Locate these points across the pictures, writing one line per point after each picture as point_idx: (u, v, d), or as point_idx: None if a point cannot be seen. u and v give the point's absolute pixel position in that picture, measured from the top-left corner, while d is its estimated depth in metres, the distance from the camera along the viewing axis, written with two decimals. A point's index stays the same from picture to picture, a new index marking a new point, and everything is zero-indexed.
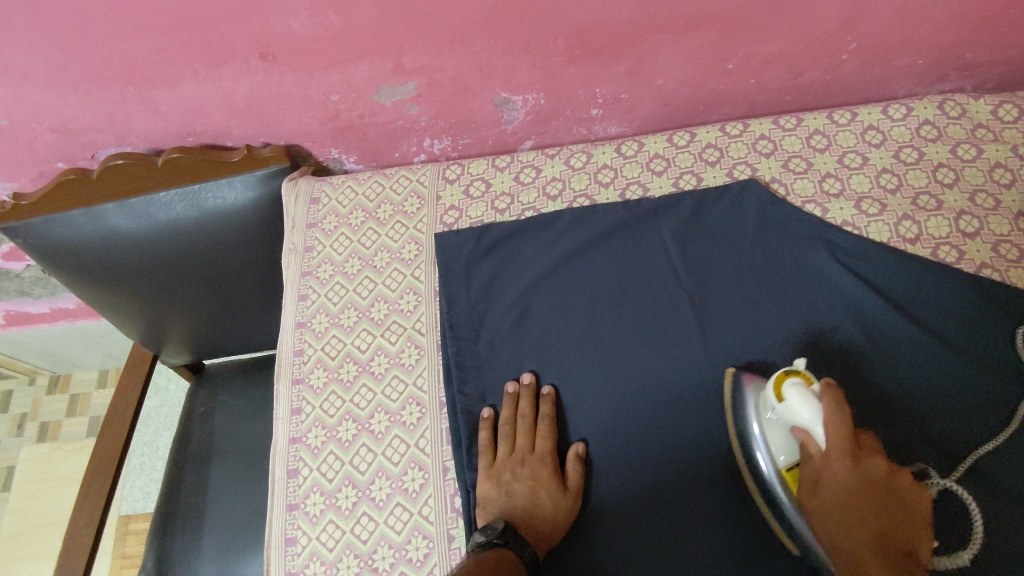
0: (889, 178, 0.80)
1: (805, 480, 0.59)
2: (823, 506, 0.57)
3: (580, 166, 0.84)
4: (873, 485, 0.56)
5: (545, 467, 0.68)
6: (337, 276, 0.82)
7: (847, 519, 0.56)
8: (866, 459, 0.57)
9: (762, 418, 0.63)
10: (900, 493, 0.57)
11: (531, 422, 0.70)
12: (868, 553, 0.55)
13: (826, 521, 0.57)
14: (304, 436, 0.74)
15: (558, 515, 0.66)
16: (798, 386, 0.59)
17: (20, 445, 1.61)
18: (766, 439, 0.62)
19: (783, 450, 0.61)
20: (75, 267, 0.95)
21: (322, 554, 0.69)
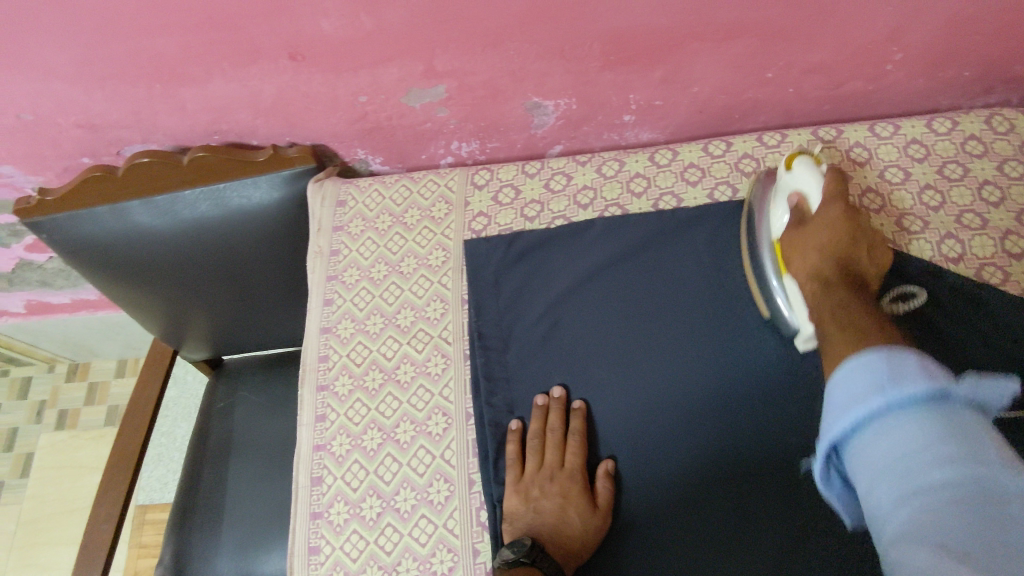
0: (932, 195, 0.78)
1: (796, 209, 0.67)
2: (819, 210, 0.65)
3: (612, 175, 0.83)
4: (855, 224, 0.63)
5: (574, 482, 0.67)
6: (363, 281, 0.81)
7: (814, 253, 0.63)
8: (856, 211, 0.64)
9: (771, 207, 0.71)
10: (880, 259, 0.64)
11: (560, 436, 0.69)
12: (837, 254, 0.62)
13: (798, 261, 0.64)
14: (328, 444, 0.74)
15: (586, 533, 0.65)
16: (807, 159, 0.69)
17: (39, 432, 1.63)
18: (776, 202, 0.71)
19: (782, 212, 0.69)
20: (98, 262, 0.94)
21: (346, 565, 0.68)
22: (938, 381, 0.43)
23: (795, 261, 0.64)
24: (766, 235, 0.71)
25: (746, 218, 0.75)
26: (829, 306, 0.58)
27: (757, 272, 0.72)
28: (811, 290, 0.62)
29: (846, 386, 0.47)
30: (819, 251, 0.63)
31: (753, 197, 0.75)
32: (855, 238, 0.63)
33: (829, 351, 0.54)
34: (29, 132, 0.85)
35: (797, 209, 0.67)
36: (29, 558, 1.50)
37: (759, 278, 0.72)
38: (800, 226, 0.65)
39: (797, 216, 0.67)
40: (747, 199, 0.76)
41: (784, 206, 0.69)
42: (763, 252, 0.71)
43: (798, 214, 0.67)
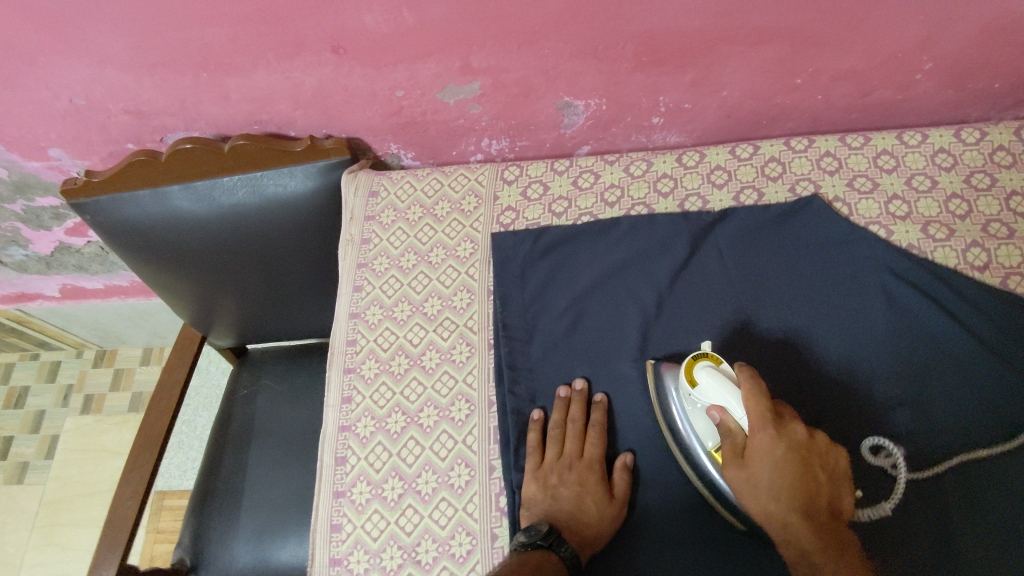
0: (959, 203, 0.78)
1: (728, 442, 0.61)
2: (752, 458, 0.59)
3: (639, 174, 0.84)
4: (794, 431, 0.59)
5: (593, 473, 0.68)
6: (392, 269, 0.83)
7: (772, 501, 0.57)
8: (783, 426, 0.60)
9: (684, 411, 0.65)
10: (818, 447, 0.60)
11: (580, 426, 0.70)
12: (788, 514, 0.57)
13: (753, 499, 0.58)
14: (353, 425, 0.75)
15: (602, 522, 0.65)
16: (711, 368, 0.63)
17: (65, 414, 1.67)
18: (688, 420, 0.65)
19: (707, 432, 0.63)
20: (135, 244, 0.97)
21: (366, 543, 0.69)
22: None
23: (747, 501, 0.59)
24: (694, 446, 0.64)
25: (657, 396, 0.69)
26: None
27: (681, 449, 0.66)
28: (794, 556, 0.56)
29: None
30: (767, 474, 0.58)
31: (659, 384, 0.69)
32: (800, 455, 0.59)
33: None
34: (80, 117, 0.89)
35: (720, 423, 0.61)
36: (50, 537, 1.53)
37: (691, 463, 0.65)
38: (735, 480, 0.59)
39: (729, 448, 0.60)
40: (650, 372, 0.71)
41: (705, 421, 0.63)
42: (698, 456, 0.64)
43: (730, 440, 0.61)
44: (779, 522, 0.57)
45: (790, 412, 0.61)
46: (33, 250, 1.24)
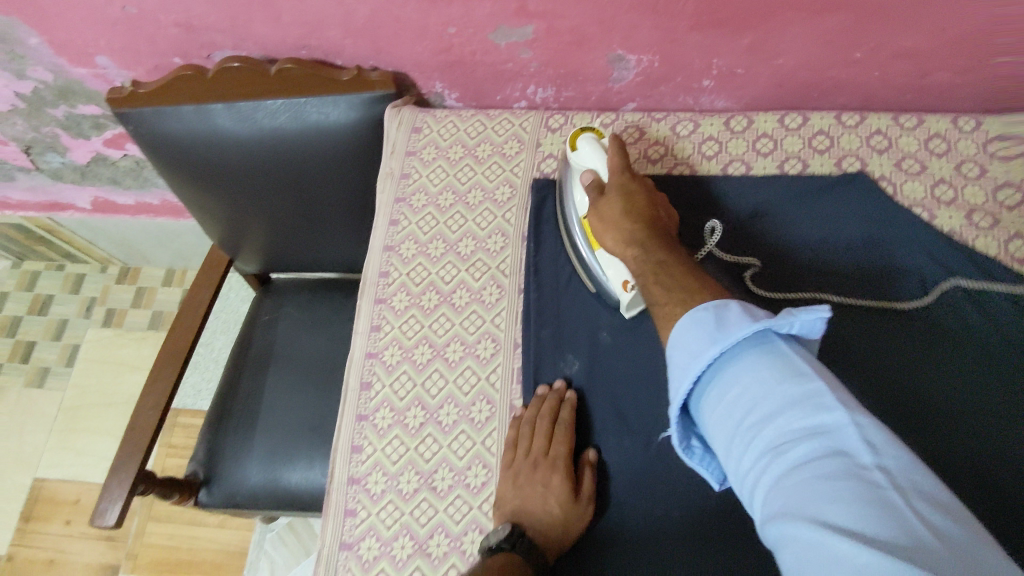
0: (1007, 194, 0.77)
1: (595, 181, 0.70)
2: (610, 191, 0.68)
3: (685, 135, 0.83)
4: (644, 191, 0.68)
5: (557, 471, 0.66)
6: (430, 206, 0.83)
7: (619, 219, 0.65)
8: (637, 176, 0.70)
9: (572, 174, 0.74)
10: (659, 205, 0.69)
11: (548, 424, 0.68)
12: (643, 247, 0.62)
13: (608, 232, 0.66)
14: (381, 353, 0.76)
15: (567, 524, 0.63)
16: (589, 137, 0.73)
17: (87, 325, 1.70)
18: (572, 182, 0.74)
19: (579, 189, 0.72)
20: (174, 158, 0.98)
21: (385, 466, 0.71)
22: (757, 321, 0.44)
23: (605, 241, 0.67)
24: (573, 215, 0.75)
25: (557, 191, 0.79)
26: (650, 260, 0.59)
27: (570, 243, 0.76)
28: (630, 256, 0.62)
29: (682, 348, 0.47)
30: (619, 221, 0.65)
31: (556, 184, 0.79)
32: (648, 202, 0.67)
33: (665, 307, 0.53)
34: (131, 26, 0.89)
35: (594, 172, 0.71)
36: (66, 441, 1.58)
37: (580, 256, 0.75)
38: (606, 214, 0.67)
39: (594, 190, 0.69)
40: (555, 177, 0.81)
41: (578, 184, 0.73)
42: (575, 228, 0.75)
43: (592, 192, 0.70)
44: (635, 248, 0.62)
45: (650, 184, 0.70)
46: (70, 159, 1.25)
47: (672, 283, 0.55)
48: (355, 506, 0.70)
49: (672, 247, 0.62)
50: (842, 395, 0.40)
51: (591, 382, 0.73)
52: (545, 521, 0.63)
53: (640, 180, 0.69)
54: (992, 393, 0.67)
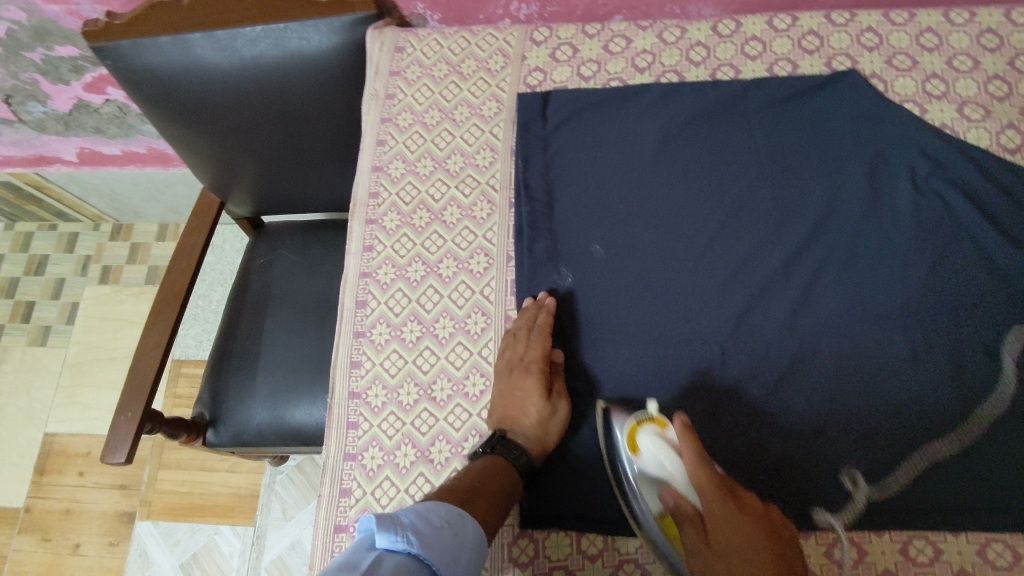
0: (999, 85, 0.76)
1: (675, 514, 0.57)
2: (709, 531, 0.53)
3: (672, 41, 0.82)
4: (748, 511, 0.53)
5: (530, 374, 0.66)
6: (416, 126, 0.82)
7: (721, 568, 0.50)
8: (734, 494, 0.55)
9: (632, 456, 0.62)
10: (755, 505, 0.54)
11: (525, 331, 0.69)
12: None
13: (701, 557, 0.53)
14: (375, 272, 0.77)
15: (545, 424, 0.65)
16: (652, 441, 0.60)
17: (85, 284, 1.71)
18: (637, 469, 0.61)
19: (654, 494, 0.60)
20: (156, 95, 0.96)
21: (384, 380, 0.72)
22: None
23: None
24: (640, 474, 0.61)
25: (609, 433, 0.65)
26: None
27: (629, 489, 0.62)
28: None
29: None
30: (719, 557, 0.51)
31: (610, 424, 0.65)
32: (762, 531, 0.52)
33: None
34: None
35: (668, 501, 0.58)
36: (73, 396, 1.60)
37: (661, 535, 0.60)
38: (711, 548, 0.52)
39: (687, 510, 0.56)
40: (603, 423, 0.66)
41: (654, 469, 0.60)
42: (642, 484, 0.61)
43: (675, 515, 0.57)
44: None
45: (749, 500, 0.54)
46: (52, 108, 1.23)
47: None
48: (357, 419, 0.71)
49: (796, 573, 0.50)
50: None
51: (583, 290, 0.73)
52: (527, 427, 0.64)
53: (740, 499, 0.54)
54: (976, 293, 0.69)
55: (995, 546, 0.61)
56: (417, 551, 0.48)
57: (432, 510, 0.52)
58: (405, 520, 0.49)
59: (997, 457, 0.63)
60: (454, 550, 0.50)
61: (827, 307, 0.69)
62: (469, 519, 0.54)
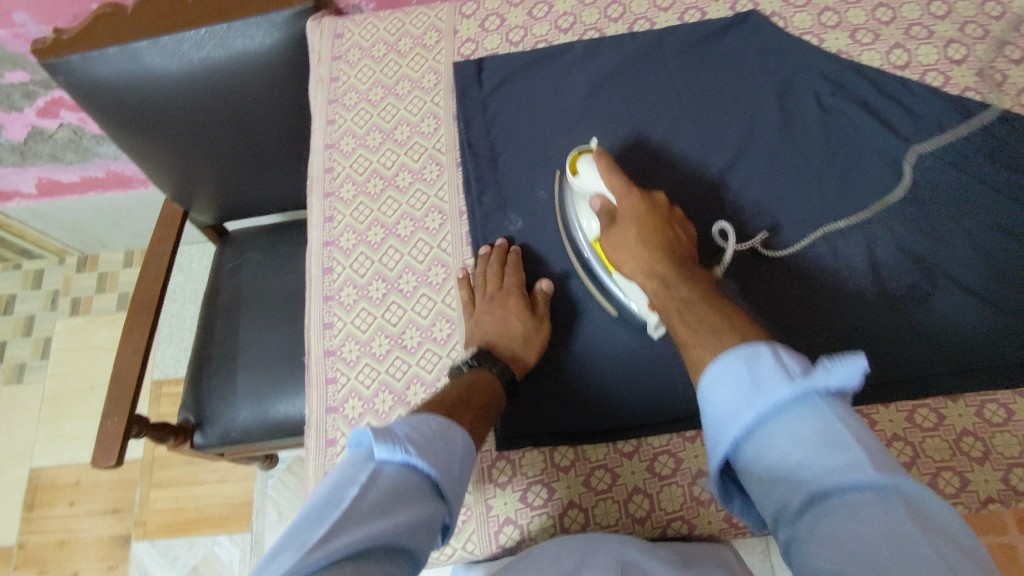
0: (885, 11, 0.84)
1: (607, 215, 0.69)
2: (625, 220, 0.68)
3: (591, 2, 0.88)
4: (659, 217, 0.68)
5: (511, 296, 0.72)
6: (362, 103, 0.87)
7: (642, 252, 0.65)
8: (648, 196, 0.69)
9: (573, 197, 0.74)
10: (672, 223, 0.69)
11: (495, 270, 0.75)
12: (662, 270, 0.63)
13: (630, 266, 0.66)
14: (338, 240, 0.81)
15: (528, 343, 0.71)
16: (589, 159, 0.71)
17: (55, 317, 1.71)
18: (578, 206, 0.73)
19: (588, 214, 0.72)
20: (110, 107, 0.99)
21: (357, 336, 0.77)
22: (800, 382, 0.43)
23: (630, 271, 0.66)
24: (581, 236, 0.73)
25: (558, 208, 0.78)
26: (675, 300, 0.60)
27: (577, 254, 0.75)
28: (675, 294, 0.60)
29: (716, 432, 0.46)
30: (639, 251, 0.65)
31: (558, 197, 0.78)
32: (663, 225, 0.67)
33: (695, 351, 0.54)
34: None
35: (601, 209, 0.69)
36: (55, 428, 1.60)
37: (594, 279, 0.74)
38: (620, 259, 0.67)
39: (607, 218, 0.69)
40: (555, 193, 0.79)
41: (588, 211, 0.72)
42: (586, 250, 0.73)
43: (607, 219, 0.69)
44: (656, 281, 0.63)
45: (664, 207, 0.69)
46: (7, 138, 1.26)
47: (692, 318, 0.57)
48: (334, 374, 0.76)
49: (683, 266, 0.64)
50: (890, 467, 0.38)
51: (532, 232, 0.79)
52: (508, 347, 0.70)
53: (653, 203, 0.69)
54: (884, 196, 0.76)
55: (919, 411, 0.69)
56: (415, 462, 0.49)
57: (424, 423, 0.53)
58: (399, 433, 0.50)
59: (918, 342, 0.70)
60: (449, 459, 0.52)
61: (751, 221, 0.77)
62: (458, 429, 0.55)
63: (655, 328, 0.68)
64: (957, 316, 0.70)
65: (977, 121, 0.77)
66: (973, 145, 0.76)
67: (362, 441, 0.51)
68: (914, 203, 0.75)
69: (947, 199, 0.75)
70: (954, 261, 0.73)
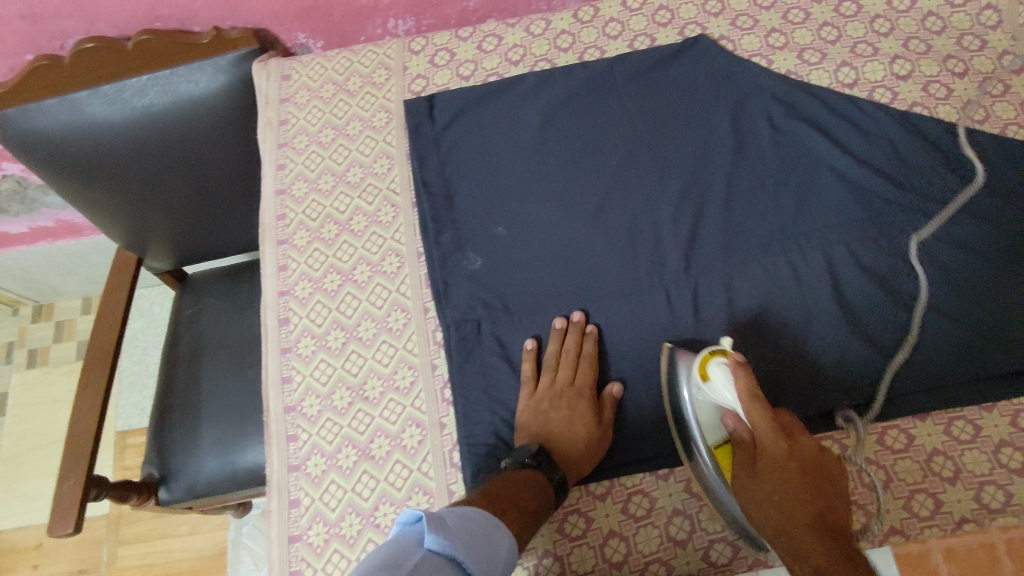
0: (831, 30, 0.85)
1: (740, 451, 0.63)
2: (759, 472, 0.61)
3: (540, 33, 0.88)
4: (801, 459, 0.60)
5: (581, 399, 0.70)
6: (312, 145, 0.85)
7: (779, 508, 0.58)
8: (794, 440, 0.61)
9: (692, 397, 0.66)
10: (822, 474, 0.60)
11: (574, 356, 0.72)
12: (801, 532, 0.56)
13: (760, 515, 0.59)
14: (293, 289, 0.79)
15: (588, 445, 0.68)
16: (723, 369, 0.64)
17: (11, 372, 1.65)
18: (701, 408, 0.67)
19: (716, 423, 0.65)
20: (52, 161, 0.94)
21: (316, 389, 0.74)
22: None
23: (762, 522, 0.59)
24: (699, 434, 0.65)
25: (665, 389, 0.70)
26: (818, 573, 0.54)
27: (684, 443, 0.67)
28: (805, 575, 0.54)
29: None
30: (785, 506, 0.58)
31: (667, 379, 0.70)
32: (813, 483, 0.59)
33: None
34: None
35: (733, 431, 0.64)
36: (14, 489, 1.53)
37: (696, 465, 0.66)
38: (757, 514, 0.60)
39: (745, 458, 0.62)
40: (664, 369, 0.70)
41: (716, 420, 0.65)
42: (700, 451, 0.65)
43: (745, 454, 0.63)
44: (795, 547, 0.56)
45: (807, 447, 0.61)
46: None
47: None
48: (295, 431, 0.73)
49: (828, 524, 0.57)
50: None
51: (492, 270, 0.77)
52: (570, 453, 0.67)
53: (798, 445, 0.61)
54: (841, 216, 0.76)
55: (889, 433, 0.69)
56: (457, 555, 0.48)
57: (477, 516, 0.53)
58: (449, 522, 0.50)
59: (881, 360, 0.70)
60: (491, 561, 0.51)
61: (711, 248, 0.76)
62: (506, 531, 0.54)
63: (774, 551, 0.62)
64: (914, 334, 0.71)
65: (922, 137, 0.79)
66: (923, 161, 0.77)
67: (414, 523, 0.50)
68: (871, 221, 0.76)
69: (902, 216, 0.75)
70: (911, 278, 0.73)
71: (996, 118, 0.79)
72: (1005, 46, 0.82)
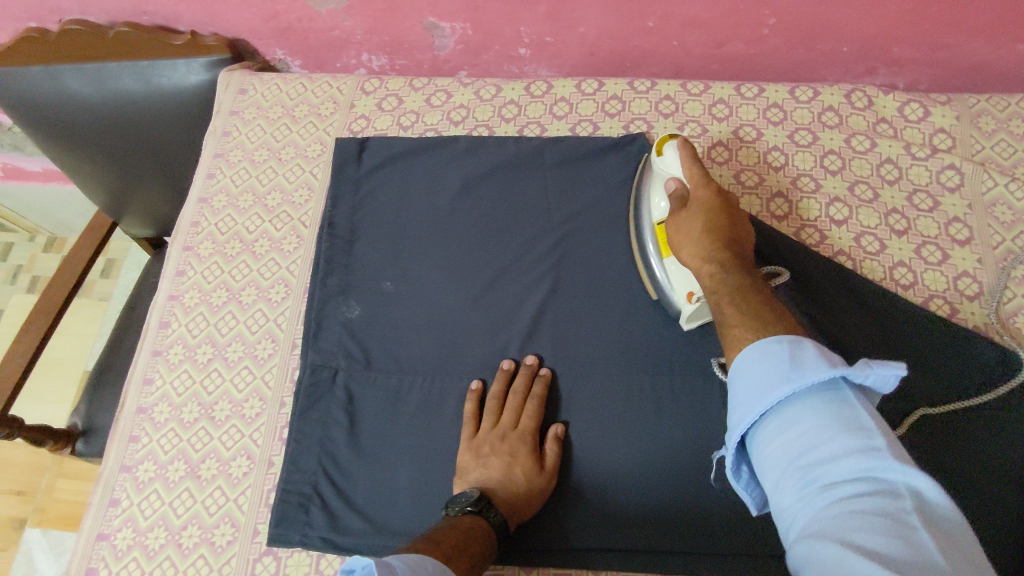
0: (777, 156, 0.81)
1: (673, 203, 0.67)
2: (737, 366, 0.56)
3: (488, 98, 0.88)
4: (727, 208, 0.64)
5: (523, 445, 0.68)
6: (245, 161, 0.88)
7: (700, 236, 0.63)
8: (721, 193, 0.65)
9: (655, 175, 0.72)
10: (740, 218, 0.65)
11: (520, 400, 0.71)
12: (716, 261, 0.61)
13: (683, 247, 0.64)
14: (181, 295, 0.82)
15: (530, 491, 0.66)
16: (674, 141, 0.70)
17: (13, 293, 1.62)
18: (652, 186, 0.72)
19: (662, 197, 0.70)
20: (34, 121, 1.02)
21: (171, 398, 0.77)
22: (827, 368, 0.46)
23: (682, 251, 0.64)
24: (648, 216, 0.73)
25: (633, 202, 0.77)
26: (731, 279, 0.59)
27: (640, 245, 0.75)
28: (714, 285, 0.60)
29: None
30: (696, 240, 0.63)
31: (637, 186, 0.78)
32: (729, 222, 0.64)
33: (737, 346, 0.52)
34: None
35: (672, 193, 0.67)
36: None
37: (646, 261, 0.74)
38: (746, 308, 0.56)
39: (677, 201, 0.66)
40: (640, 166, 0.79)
41: (661, 191, 0.71)
42: (648, 232, 0.73)
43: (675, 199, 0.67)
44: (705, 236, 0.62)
45: (733, 202, 0.66)
46: None
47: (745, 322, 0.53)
48: (139, 433, 0.75)
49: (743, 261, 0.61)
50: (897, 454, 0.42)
51: (365, 322, 0.77)
52: (510, 496, 0.65)
53: (725, 196, 0.65)
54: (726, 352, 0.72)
55: None
56: None
57: (420, 564, 0.51)
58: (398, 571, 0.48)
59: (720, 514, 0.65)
60: None
61: (587, 351, 0.74)
62: None
63: (689, 319, 0.69)
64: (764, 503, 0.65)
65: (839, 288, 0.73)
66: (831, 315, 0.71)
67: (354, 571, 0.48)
68: None
69: None
70: None
71: (923, 286, 0.73)
72: (958, 213, 0.76)
